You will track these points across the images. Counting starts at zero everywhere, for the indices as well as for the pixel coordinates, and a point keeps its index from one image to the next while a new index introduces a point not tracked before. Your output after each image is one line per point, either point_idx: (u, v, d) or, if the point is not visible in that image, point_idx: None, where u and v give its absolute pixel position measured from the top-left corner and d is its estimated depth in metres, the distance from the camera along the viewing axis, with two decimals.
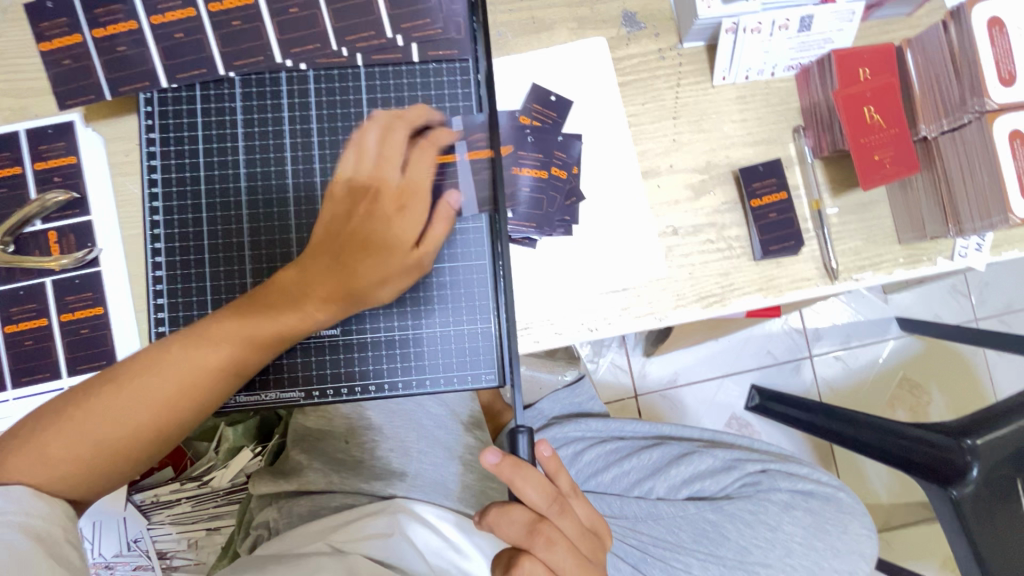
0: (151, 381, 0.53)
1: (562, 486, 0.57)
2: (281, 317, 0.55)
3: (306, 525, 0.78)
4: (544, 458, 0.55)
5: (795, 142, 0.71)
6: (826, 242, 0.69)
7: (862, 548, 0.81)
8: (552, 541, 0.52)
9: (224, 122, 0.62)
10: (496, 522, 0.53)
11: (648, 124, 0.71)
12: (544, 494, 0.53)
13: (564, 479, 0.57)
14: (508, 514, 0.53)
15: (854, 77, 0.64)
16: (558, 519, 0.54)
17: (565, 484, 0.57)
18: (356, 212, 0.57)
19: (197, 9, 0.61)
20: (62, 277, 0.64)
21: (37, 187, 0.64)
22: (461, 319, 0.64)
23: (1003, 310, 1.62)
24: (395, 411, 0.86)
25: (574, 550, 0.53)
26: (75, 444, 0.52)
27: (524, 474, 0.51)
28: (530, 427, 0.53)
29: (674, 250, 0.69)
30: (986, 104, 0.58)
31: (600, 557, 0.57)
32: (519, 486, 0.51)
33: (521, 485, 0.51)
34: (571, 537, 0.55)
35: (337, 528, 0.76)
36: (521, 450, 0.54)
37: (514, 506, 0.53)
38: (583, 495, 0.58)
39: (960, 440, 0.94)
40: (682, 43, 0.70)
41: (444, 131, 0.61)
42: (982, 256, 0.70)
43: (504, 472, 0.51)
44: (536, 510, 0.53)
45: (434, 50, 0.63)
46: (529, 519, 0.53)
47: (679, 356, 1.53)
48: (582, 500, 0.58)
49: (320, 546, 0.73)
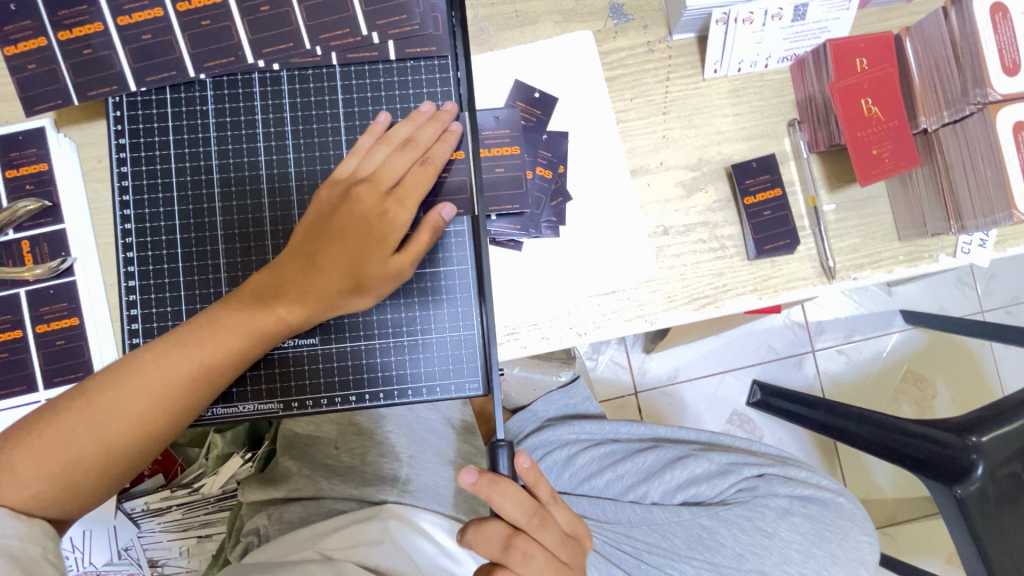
0: (123, 392, 0.52)
1: (542, 494, 0.55)
2: (258, 318, 0.54)
3: (294, 533, 0.76)
4: (523, 469, 0.53)
5: (790, 136, 0.68)
6: (822, 239, 0.66)
7: (862, 556, 0.78)
8: (527, 555, 0.52)
9: (197, 125, 0.60)
10: (474, 540, 0.52)
11: (636, 121, 0.68)
12: (524, 510, 0.52)
13: (545, 489, 0.55)
14: (484, 532, 0.52)
15: (851, 68, 0.61)
16: (536, 532, 0.53)
17: (546, 494, 0.55)
18: (337, 216, 0.55)
19: (165, 10, 0.59)
20: (36, 287, 0.63)
21: (9, 196, 0.63)
22: (444, 325, 0.62)
23: (1010, 301, 1.59)
24: (384, 417, 0.84)
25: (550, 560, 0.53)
26: (49, 460, 0.51)
27: (502, 490, 0.50)
28: (511, 441, 0.52)
29: (665, 250, 0.67)
30: (990, 94, 0.55)
31: (580, 560, 0.57)
32: (499, 503, 0.50)
33: (500, 501, 0.50)
34: (550, 547, 0.54)
35: (328, 534, 0.74)
36: (500, 466, 0.52)
37: (489, 521, 0.52)
38: (563, 501, 0.56)
39: (964, 437, 0.92)
40: (671, 36, 0.68)
41: (443, 141, 0.58)
42: (986, 253, 0.67)
43: (482, 490, 0.50)
44: (513, 524, 0.52)
45: (411, 47, 0.61)
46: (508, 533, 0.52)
47: (679, 352, 1.51)
48: (564, 507, 0.56)
49: (310, 553, 0.71)
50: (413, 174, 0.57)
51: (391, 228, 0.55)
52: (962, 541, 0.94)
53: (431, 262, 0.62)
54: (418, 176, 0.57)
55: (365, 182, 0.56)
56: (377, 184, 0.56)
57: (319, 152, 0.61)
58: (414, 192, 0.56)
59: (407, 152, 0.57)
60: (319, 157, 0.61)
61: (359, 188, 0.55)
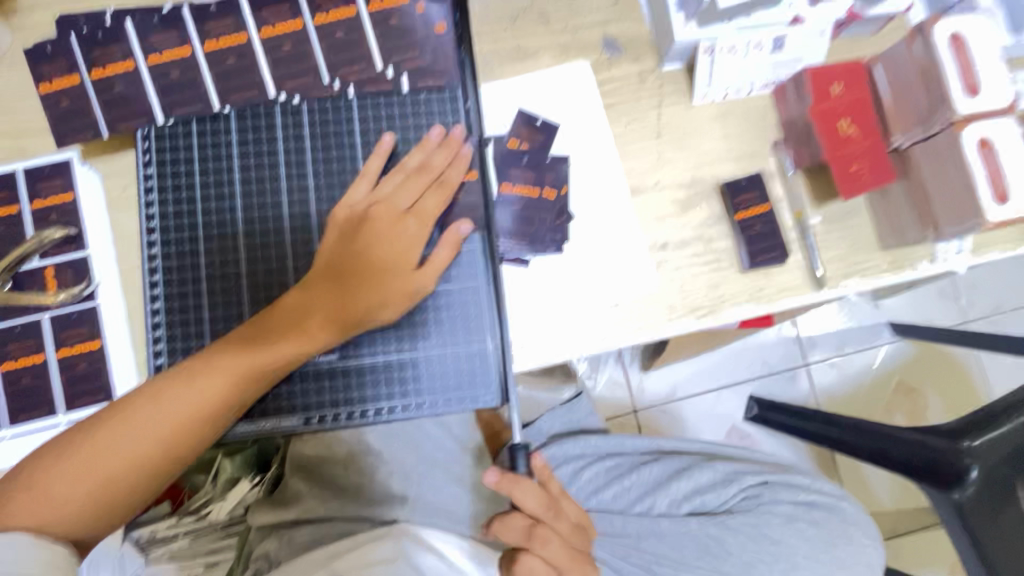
0: (158, 412, 0.54)
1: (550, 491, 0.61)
2: (290, 339, 0.57)
3: (306, 555, 0.76)
4: (538, 467, 0.60)
5: (775, 156, 0.73)
6: (811, 250, 0.71)
7: (869, 559, 0.79)
8: (547, 541, 0.55)
9: (221, 154, 0.64)
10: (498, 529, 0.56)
11: (633, 144, 0.73)
12: (540, 501, 0.56)
13: (555, 485, 0.61)
14: (507, 522, 0.55)
15: (827, 93, 0.67)
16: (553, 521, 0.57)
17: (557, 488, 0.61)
18: (359, 237, 0.59)
19: (193, 49, 0.63)
20: (59, 312, 0.64)
21: (35, 226, 0.65)
22: (458, 341, 0.65)
23: (992, 312, 1.65)
24: (394, 434, 0.86)
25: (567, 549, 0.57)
26: (80, 484, 0.52)
27: (521, 485, 0.55)
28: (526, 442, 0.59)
29: (665, 264, 0.71)
30: (952, 115, 0.59)
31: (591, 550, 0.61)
32: (518, 496, 0.55)
33: (520, 495, 0.55)
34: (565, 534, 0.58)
35: (339, 555, 0.73)
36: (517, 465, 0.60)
37: (511, 516, 0.56)
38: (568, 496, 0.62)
39: (957, 442, 0.96)
40: (662, 66, 0.73)
41: (455, 164, 0.62)
42: (963, 259, 0.72)
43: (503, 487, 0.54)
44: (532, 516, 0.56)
45: (424, 80, 0.65)
46: (528, 528, 0.55)
47: (676, 370, 1.54)
48: (571, 500, 0.62)
49: (323, 574, 0.70)
50: (427, 196, 0.61)
51: (411, 247, 0.60)
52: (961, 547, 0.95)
53: (444, 280, 0.65)
54: (434, 198, 0.61)
55: (383, 204, 0.60)
56: (396, 205, 0.60)
57: (338, 178, 0.64)
58: (429, 211, 0.61)
59: (420, 178, 0.61)
60: (337, 182, 0.64)
61: (376, 211, 0.60)
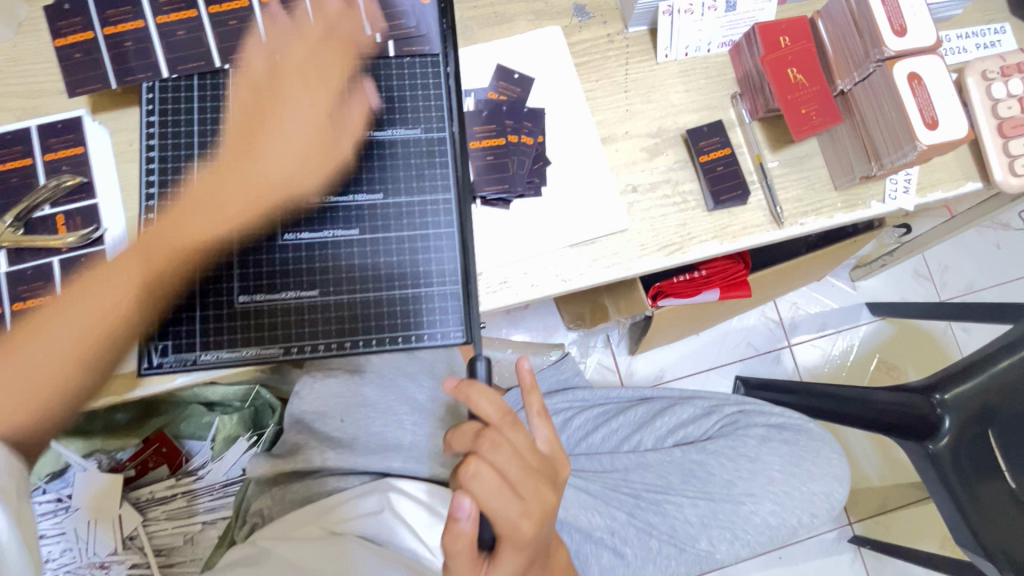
0: (84, 305, 0.58)
1: (529, 407, 0.53)
2: (203, 226, 0.62)
3: (296, 512, 0.78)
4: (522, 372, 0.53)
5: (734, 108, 0.80)
6: (769, 189, 0.76)
7: (834, 471, 0.84)
8: (497, 445, 0.48)
9: (219, 106, 0.69)
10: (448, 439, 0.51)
11: (603, 98, 0.79)
12: (499, 407, 0.50)
13: (534, 399, 0.53)
14: (459, 429, 0.51)
15: (777, 44, 0.73)
16: (510, 433, 0.50)
17: (534, 404, 0.53)
18: (262, 109, 0.65)
19: (198, 10, 0.69)
20: (68, 255, 0.68)
21: (46, 175, 0.69)
22: (433, 279, 0.68)
23: (966, 291, 1.71)
24: (388, 388, 0.89)
25: (521, 460, 0.49)
26: (25, 374, 0.56)
27: (478, 389, 0.50)
28: (488, 354, 0.54)
29: (636, 205, 0.76)
30: (885, 52, 0.67)
31: (556, 480, 0.51)
32: (474, 401, 0.50)
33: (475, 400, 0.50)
34: (523, 451, 0.50)
35: (327, 511, 0.77)
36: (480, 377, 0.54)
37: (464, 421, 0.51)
38: (548, 418, 0.53)
39: (929, 396, 0.99)
40: (627, 28, 0.80)
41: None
42: (909, 198, 0.78)
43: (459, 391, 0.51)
44: (486, 423, 0.50)
45: (408, 47, 0.71)
46: (479, 432, 0.50)
47: (662, 353, 1.59)
48: (545, 422, 0.53)
49: (315, 529, 0.75)
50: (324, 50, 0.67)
51: (316, 107, 0.65)
52: (939, 498, 0.98)
53: (419, 226, 0.68)
54: (337, 57, 0.67)
55: (279, 71, 0.66)
56: (290, 69, 0.66)
57: None
58: (330, 75, 0.66)
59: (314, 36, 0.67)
60: None
61: (280, 74, 0.65)
